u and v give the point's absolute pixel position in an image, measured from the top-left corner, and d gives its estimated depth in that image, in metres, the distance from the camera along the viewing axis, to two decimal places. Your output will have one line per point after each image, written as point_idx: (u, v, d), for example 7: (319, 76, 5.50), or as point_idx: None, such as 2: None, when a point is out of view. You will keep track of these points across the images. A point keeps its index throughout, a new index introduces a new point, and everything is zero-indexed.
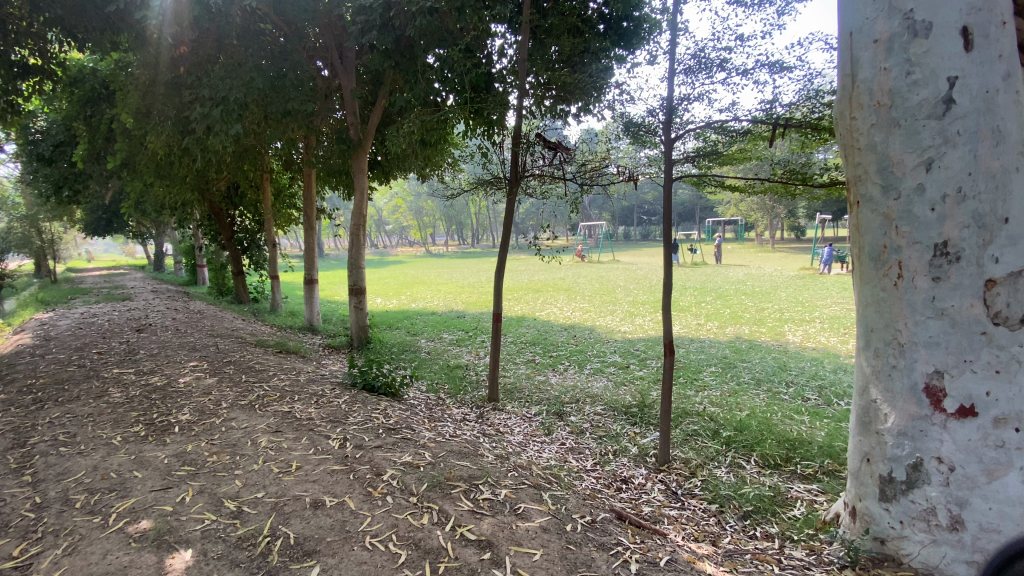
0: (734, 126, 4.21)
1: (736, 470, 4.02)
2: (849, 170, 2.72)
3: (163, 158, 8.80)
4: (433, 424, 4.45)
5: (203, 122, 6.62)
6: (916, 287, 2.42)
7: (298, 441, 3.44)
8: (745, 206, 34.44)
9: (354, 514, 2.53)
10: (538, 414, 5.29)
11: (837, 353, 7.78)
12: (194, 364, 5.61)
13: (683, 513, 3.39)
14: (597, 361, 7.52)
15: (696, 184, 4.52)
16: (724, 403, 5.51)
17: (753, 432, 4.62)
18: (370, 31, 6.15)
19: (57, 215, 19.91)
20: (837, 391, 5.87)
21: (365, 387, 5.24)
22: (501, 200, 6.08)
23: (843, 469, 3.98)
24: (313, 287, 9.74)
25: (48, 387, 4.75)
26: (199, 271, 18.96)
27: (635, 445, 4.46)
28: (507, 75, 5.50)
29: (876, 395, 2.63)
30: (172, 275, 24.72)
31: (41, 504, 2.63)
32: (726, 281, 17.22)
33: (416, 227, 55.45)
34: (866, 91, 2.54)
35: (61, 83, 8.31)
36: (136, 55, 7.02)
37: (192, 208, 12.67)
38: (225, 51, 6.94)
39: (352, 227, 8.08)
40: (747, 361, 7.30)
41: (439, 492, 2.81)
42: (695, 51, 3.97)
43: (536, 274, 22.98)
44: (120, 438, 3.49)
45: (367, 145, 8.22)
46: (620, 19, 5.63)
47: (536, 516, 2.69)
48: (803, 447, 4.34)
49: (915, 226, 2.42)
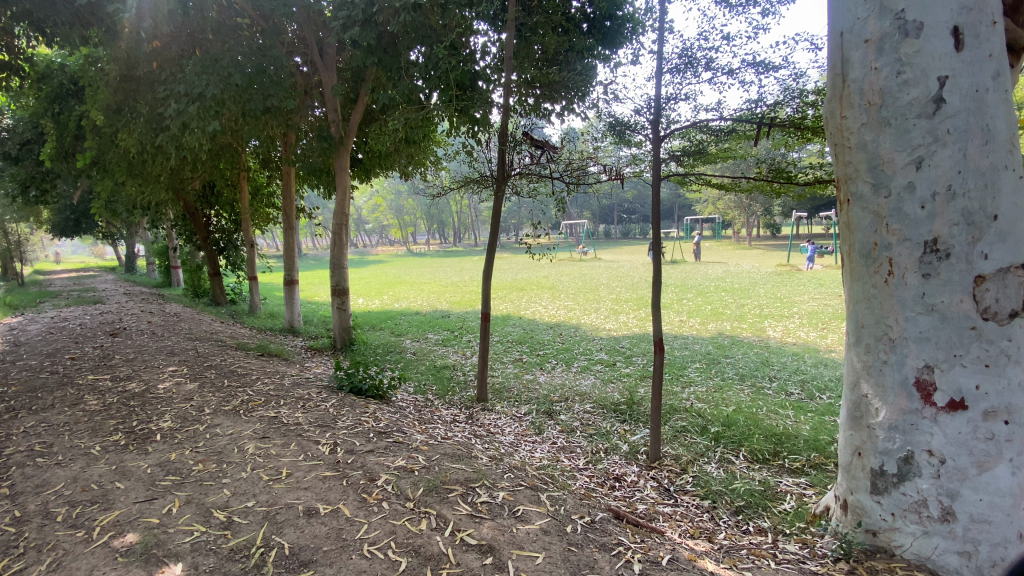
0: (718, 125, 4.24)
1: (726, 466, 4.06)
2: (840, 169, 2.77)
3: (136, 156, 8.52)
4: (424, 426, 4.39)
5: (180, 119, 6.40)
6: (907, 284, 2.47)
7: (286, 447, 3.36)
8: (723, 204, 35.09)
9: (350, 521, 2.48)
10: (528, 413, 5.27)
11: (817, 347, 7.94)
12: (173, 369, 5.44)
13: (677, 509, 3.41)
14: (583, 359, 7.53)
15: (682, 183, 4.55)
16: (710, 399, 5.56)
17: (740, 427, 4.67)
18: (353, 26, 6.00)
19: (24, 215, 19.21)
20: (819, 386, 5.99)
21: (352, 389, 5.13)
22: (486, 198, 5.92)
23: (829, 463, 4.06)
24: (293, 287, 9.51)
25: (20, 395, 4.54)
26: (174, 272, 18.45)
27: (626, 443, 4.47)
28: (491, 73, 5.48)
29: (867, 390, 2.68)
30: (146, 276, 23.95)
31: (20, 518, 2.50)
32: (707, 278, 17.50)
33: (396, 225, 54.97)
34: (857, 91, 2.59)
35: (27, 79, 7.97)
36: (108, 50, 6.78)
37: (165, 207, 12.32)
38: (200, 46, 6.73)
39: (334, 226, 7.92)
40: (730, 357, 7.41)
41: (436, 497, 2.77)
42: (681, 49, 4.01)
43: (520, 272, 22.97)
44: (99, 448, 3.35)
45: (349, 142, 8.05)
46: (602, 18, 5.62)
47: (536, 518, 2.67)
48: (790, 441, 4.41)
49: (906, 223, 2.46)
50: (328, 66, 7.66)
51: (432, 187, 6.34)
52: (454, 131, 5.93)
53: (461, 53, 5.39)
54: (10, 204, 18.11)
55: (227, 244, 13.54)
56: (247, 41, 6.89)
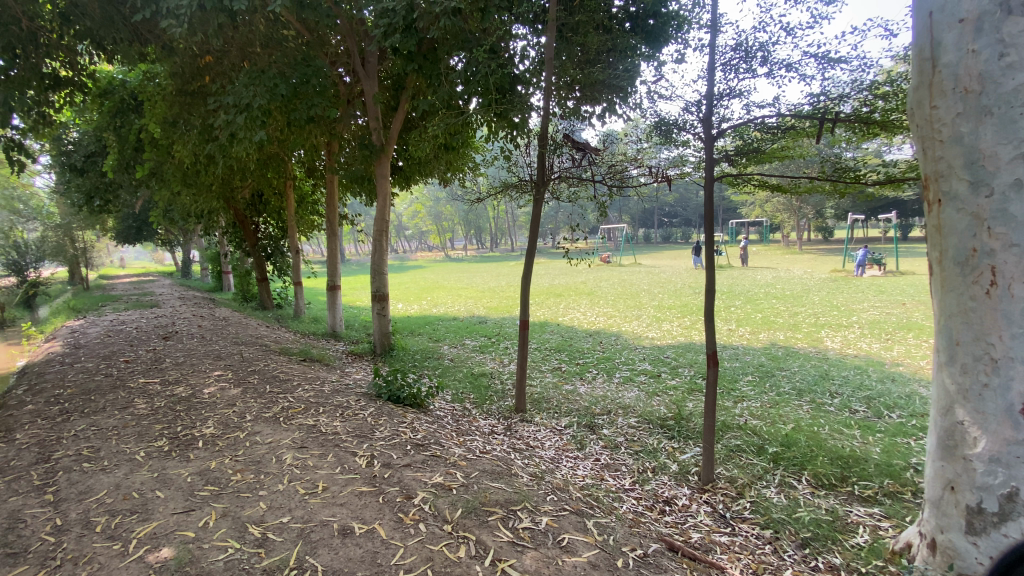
0: (773, 122, 3.93)
1: (788, 491, 3.72)
2: (928, 165, 2.47)
3: (190, 167, 8.86)
4: (462, 438, 4.26)
5: (228, 129, 6.52)
6: (1014, 297, 2.16)
7: (324, 458, 3.29)
8: (770, 207, 33.64)
9: (385, 544, 2.35)
10: (569, 426, 5.06)
11: (881, 361, 7.33)
12: (218, 373, 5.54)
13: (735, 539, 3.12)
14: (625, 369, 7.25)
15: (733, 185, 4.28)
16: (766, 416, 5.18)
17: (802, 448, 4.30)
18: (393, 34, 5.87)
19: (91, 224, 20.49)
20: (887, 403, 5.50)
21: (390, 398, 5.07)
22: (525, 203, 5.79)
23: (906, 492, 3.65)
24: (335, 293, 9.61)
25: (75, 397, 4.71)
26: (225, 278, 19.22)
27: (676, 462, 4.20)
28: (531, 77, 5.31)
29: (962, 416, 2.37)
30: (200, 281, 25.14)
31: (61, 527, 2.51)
32: (756, 284, 16.70)
33: (435, 231, 55.71)
34: (950, 77, 2.29)
35: (92, 95, 8.44)
36: (164, 64, 7.06)
37: (217, 215, 12.81)
38: (249, 58, 6.94)
39: (374, 233, 7.95)
40: (786, 369, 6.95)
41: (475, 519, 2.61)
42: (735, 41, 3.74)
43: (558, 277, 22.70)
44: (143, 454, 3.38)
45: (389, 149, 8.02)
46: (645, 16, 5.43)
47: (583, 549, 2.48)
48: (859, 465, 4.01)
49: (1012, 226, 2.15)
50: (369, 75, 7.70)
51: (470, 194, 6.25)
52: (493, 136, 5.81)
53: (501, 56, 5.24)
54: (80, 213, 19.38)
55: (273, 250, 13.96)
56: (292, 52, 7.02)
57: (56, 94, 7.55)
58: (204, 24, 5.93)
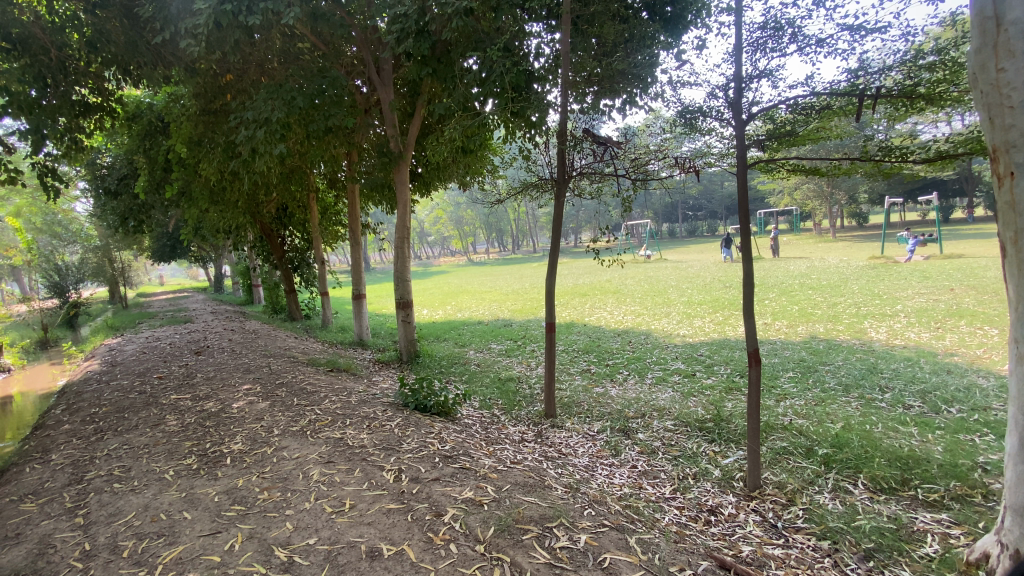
0: (807, 102, 3.65)
1: (844, 497, 3.45)
2: (995, 135, 2.20)
3: (215, 184, 9.03)
4: (491, 448, 4.12)
5: (248, 144, 6.51)
6: None
7: (350, 474, 3.18)
8: (800, 194, 32.48)
9: (414, 567, 2.23)
10: (602, 431, 4.87)
11: (933, 351, 6.88)
12: (247, 387, 5.52)
13: (790, 552, 2.89)
14: (658, 368, 6.99)
15: (765, 171, 4.03)
16: (812, 415, 4.87)
17: (855, 449, 4.01)
18: (405, 39, 5.74)
19: (128, 244, 21.16)
20: (944, 396, 5.11)
21: (417, 407, 4.98)
22: (546, 203, 5.63)
23: (977, 494, 3.33)
24: (360, 301, 9.56)
25: (109, 416, 4.76)
26: (256, 291, 19.58)
27: (719, 467, 3.97)
28: (546, 74, 5.14)
29: None
30: (232, 295, 25.76)
31: (89, 552, 2.49)
32: (790, 275, 16.08)
33: (456, 236, 55.86)
34: (1019, 35, 2.05)
35: (121, 119, 8.65)
36: (187, 85, 7.13)
37: (244, 229, 13.01)
38: (268, 74, 7.01)
39: (396, 241, 7.88)
40: (830, 364, 6.58)
41: (509, 539, 2.47)
42: (762, 19, 3.50)
43: (582, 277, 22.39)
44: (173, 472, 3.35)
45: (407, 155, 7.93)
46: (662, 4, 5.20)
47: (626, 570, 2.32)
48: (921, 466, 3.70)
49: None
50: (384, 82, 7.64)
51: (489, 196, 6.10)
52: (511, 137, 5.66)
53: (516, 54, 5.07)
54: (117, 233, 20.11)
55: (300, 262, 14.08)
56: (307, 65, 7.02)
57: (86, 121, 7.76)
58: (221, 41, 5.95)
